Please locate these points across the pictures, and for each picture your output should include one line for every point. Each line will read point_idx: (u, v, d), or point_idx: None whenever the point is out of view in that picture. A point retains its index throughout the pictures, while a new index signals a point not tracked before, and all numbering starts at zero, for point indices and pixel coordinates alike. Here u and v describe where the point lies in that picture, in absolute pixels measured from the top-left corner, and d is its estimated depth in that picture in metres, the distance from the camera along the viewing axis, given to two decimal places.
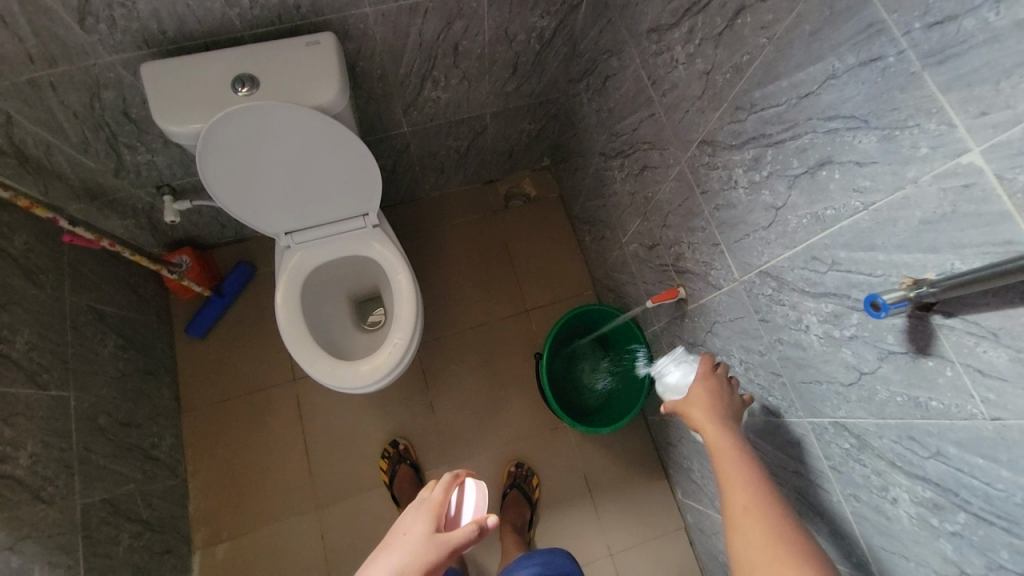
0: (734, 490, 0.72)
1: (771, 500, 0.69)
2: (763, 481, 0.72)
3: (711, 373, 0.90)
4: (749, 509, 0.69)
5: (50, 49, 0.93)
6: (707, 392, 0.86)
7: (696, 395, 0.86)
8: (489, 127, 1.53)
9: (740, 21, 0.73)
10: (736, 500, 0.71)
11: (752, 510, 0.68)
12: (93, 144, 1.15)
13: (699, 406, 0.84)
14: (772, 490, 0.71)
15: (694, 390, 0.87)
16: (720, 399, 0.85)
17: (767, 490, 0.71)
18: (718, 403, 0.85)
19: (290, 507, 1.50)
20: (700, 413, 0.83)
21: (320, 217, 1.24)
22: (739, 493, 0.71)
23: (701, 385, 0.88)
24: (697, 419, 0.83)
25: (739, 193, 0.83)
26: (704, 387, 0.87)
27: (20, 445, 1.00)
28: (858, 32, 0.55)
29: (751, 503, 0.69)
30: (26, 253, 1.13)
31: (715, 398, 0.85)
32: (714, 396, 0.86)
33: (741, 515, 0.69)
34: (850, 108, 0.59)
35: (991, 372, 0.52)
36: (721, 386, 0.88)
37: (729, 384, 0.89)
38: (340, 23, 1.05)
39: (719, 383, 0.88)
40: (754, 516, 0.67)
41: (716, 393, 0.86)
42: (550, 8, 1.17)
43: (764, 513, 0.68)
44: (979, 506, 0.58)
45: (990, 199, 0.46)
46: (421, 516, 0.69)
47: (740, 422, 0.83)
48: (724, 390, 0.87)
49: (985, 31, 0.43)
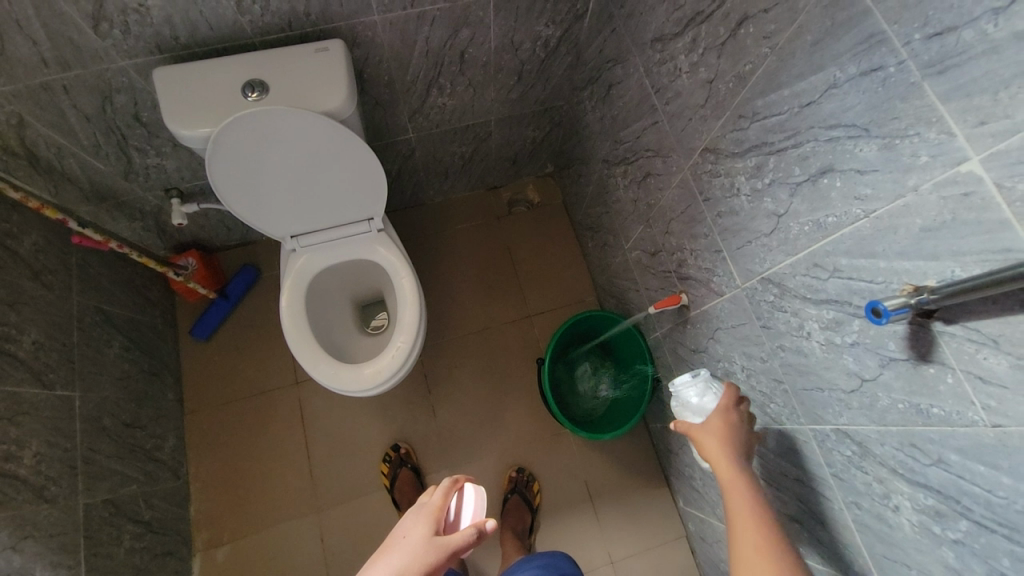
0: (743, 532, 0.74)
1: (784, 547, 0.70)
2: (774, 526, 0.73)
3: (732, 408, 0.89)
4: (762, 554, 0.70)
5: (64, 54, 0.94)
6: (725, 425, 0.86)
7: (713, 427, 0.86)
8: (493, 133, 1.54)
9: (743, 31, 0.74)
10: (748, 542, 0.72)
11: (764, 557, 0.69)
12: (104, 147, 1.17)
13: (713, 436, 0.85)
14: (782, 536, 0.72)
15: (712, 422, 0.87)
16: (736, 434, 0.86)
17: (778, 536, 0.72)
18: (735, 439, 0.85)
19: (291, 511, 1.50)
20: (715, 446, 0.83)
21: (325, 220, 1.25)
22: (752, 537, 0.72)
23: (720, 415, 0.88)
24: (709, 448, 0.84)
25: (742, 200, 0.84)
26: (723, 420, 0.87)
27: (25, 444, 1.01)
28: (859, 42, 0.56)
29: (762, 548, 0.70)
30: (36, 254, 1.15)
31: (732, 432, 0.85)
32: (732, 431, 0.86)
33: (753, 559, 0.70)
34: (851, 117, 0.59)
35: (992, 378, 0.53)
36: (739, 422, 0.88)
37: (746, 422, 0.89)
38: (349, 30, 1.07)
39: (738, 419, 0.88)
40: (768, 563, 0.69)
41: (734, 429, 0.86)
42: (556, 17, 1.19)
43: (776, 561, 0.69)
44: (982, 514, 0.59)
45: (989, 207, 0.47)
46: (420, 521, 0.70)
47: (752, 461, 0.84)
48: (741, 427, 0.87)
49: (984, 43, 0.44)
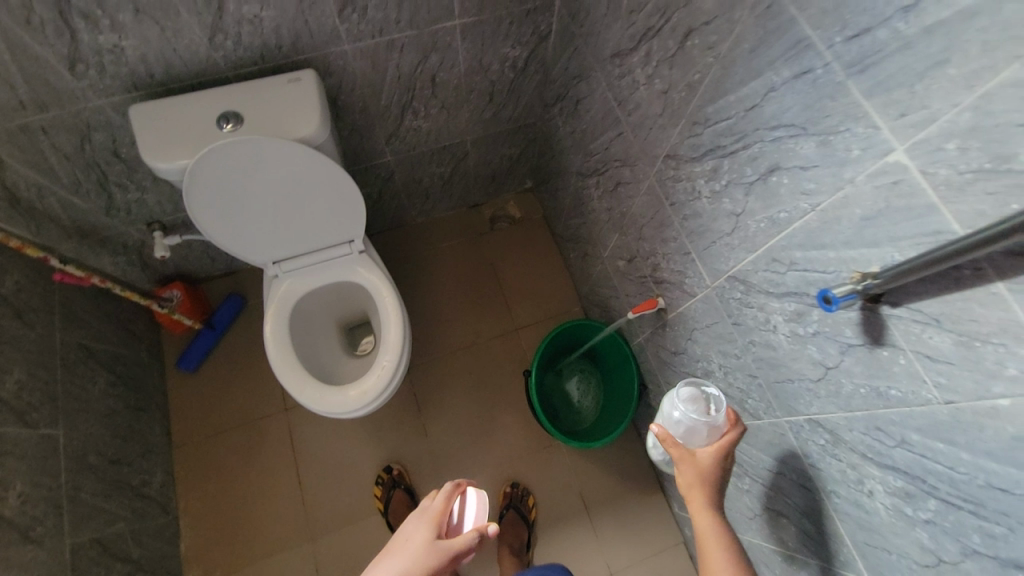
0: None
1: None
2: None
3: (727, 446, 0.86)
4: None
5: (41, 96, 0.97)
6: (710, 468, 0.86)
7: (697, 469, 0.86)
8: (470, 153, 1.58)
9: (689, 43, 0.78)
10: None
11: None
12: (83, 184, 1.19)
13: (697, 477, 0.86)
14: None
15: (699, 463, 0.87)
16: (719, 475, 0.86)
17: None
18: (717, 482, 0.86)
19: (285, 540, 1.49)
20: (696, 490, 0.86)
21: (306, 245, 1.27)
22: None
23: (711, 450, 0.86)
24: (689, 486, 0.87)
25: (703, 202, 0.87)
26: (712, 464, 0.86)
27: (10, 484, 1.01)
28: (789, 48, 0.60)
29: None
30: (18, 293, 1.16)
31: (716, 475, 0.86)
32: (717, 472, 0.86)
33: None
34: (789, 117, 0.63)
35: (939, 357, 0.55)
36: (728, 460, 0.86)
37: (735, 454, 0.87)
38: (320, 60, 1.10)
39: (727, 457, 0.86)
40: None
41: (719, 469, 0.86)
42: (521, 39, 1.23)
43: None
44: (947, 492, 0.61)
45: (917, 192, 0.50)
46: (422, 525, 0.73)
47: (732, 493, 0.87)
48: (728, 462, 0.87)
49: (897, 40, 0.48)
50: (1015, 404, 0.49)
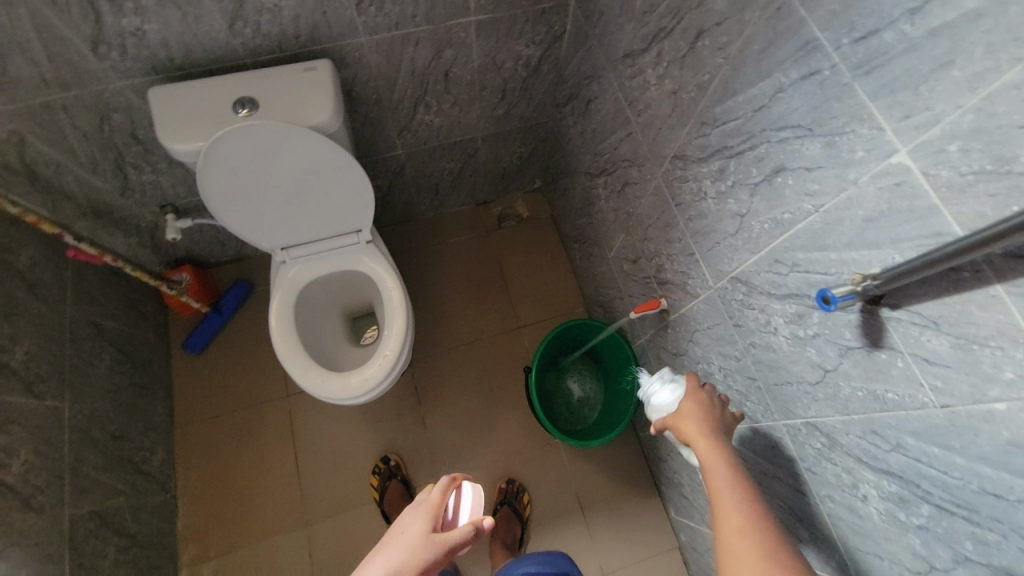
0: (723, 497, 0.73)
1: (771, 527, 0.68)
2: (756, 500, 0.72)
3: (702, 389, 0.91)
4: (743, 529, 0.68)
5: (64, 75, 0.99)
6: (697, 406, 0.87)
7: (688, 408, 0.87)
8: (480, 150, 1.59)
9: (700, 43, 0.79)
10: (728, 517, 0.70)
11: (745, 529, 0.68)
12: (100, 164, 1.21)
13: (689, 413, 0.86)
14: (762, 508, 0.71)
15: (686, 404, 0.88)
16: (710, 411, 0.87)
17: (759, 508, 0.70)
18: (710, 417, 0.85)
19: (280, 524, 1.50)
20: (690, 424, 0.84)
21: (314, 232, 1.28)
22: (732, 510, 0.71)
23: (690, 394, 0.90)
24: (684, 425, 0.85)
25: (709, 203, 0.88)
26: (696, 400, 0.88)
27: (14, 451, 1.03)
28: (798, 49, 0.61)
29: (739, 513, 0.70)
30: (32, 267, 1.18)
31: (706, 412, 0.86)
32: (705, 409, 0.87)
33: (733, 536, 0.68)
34: (796, 118, 0.63)
35: (936, 360, 0.56)
36: (712, 401, 0.89)
37: (719, 400, 0.90)
38: (336, 50, 1.12)
39: (710, 397, 0.89)
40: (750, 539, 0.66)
41: (708, 408, 0.87)
42: (535, 38, 1.25)
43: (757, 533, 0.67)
44: (940, 497, 0.61)
45: (919, 194, 0.51)
46: (419, 517, 0.74)
47: (730, 434, 0.84)
48: (714, 403, 0.88)
49: (903, 41, 0.48)
50: (1010, 407, 0.50)
